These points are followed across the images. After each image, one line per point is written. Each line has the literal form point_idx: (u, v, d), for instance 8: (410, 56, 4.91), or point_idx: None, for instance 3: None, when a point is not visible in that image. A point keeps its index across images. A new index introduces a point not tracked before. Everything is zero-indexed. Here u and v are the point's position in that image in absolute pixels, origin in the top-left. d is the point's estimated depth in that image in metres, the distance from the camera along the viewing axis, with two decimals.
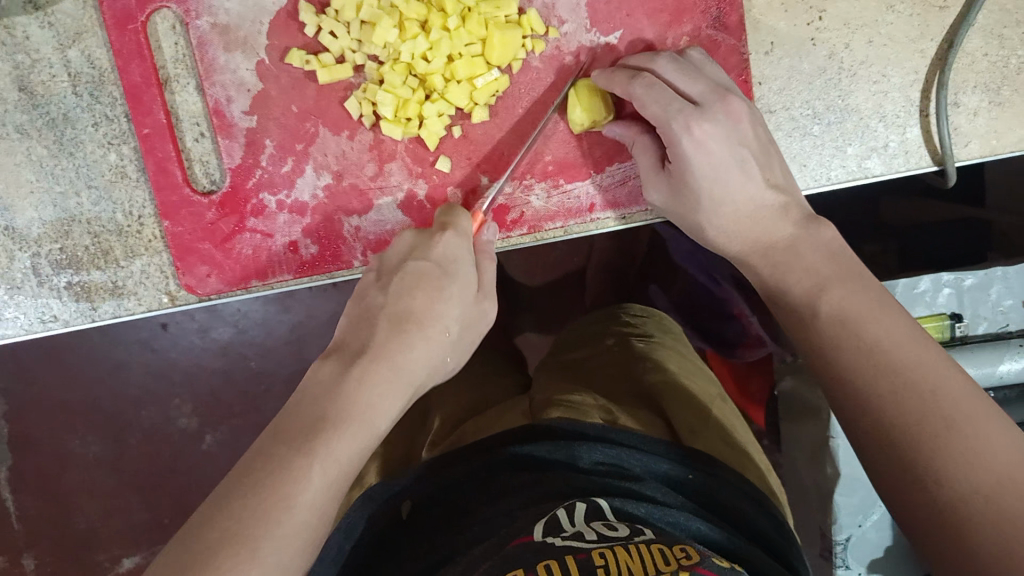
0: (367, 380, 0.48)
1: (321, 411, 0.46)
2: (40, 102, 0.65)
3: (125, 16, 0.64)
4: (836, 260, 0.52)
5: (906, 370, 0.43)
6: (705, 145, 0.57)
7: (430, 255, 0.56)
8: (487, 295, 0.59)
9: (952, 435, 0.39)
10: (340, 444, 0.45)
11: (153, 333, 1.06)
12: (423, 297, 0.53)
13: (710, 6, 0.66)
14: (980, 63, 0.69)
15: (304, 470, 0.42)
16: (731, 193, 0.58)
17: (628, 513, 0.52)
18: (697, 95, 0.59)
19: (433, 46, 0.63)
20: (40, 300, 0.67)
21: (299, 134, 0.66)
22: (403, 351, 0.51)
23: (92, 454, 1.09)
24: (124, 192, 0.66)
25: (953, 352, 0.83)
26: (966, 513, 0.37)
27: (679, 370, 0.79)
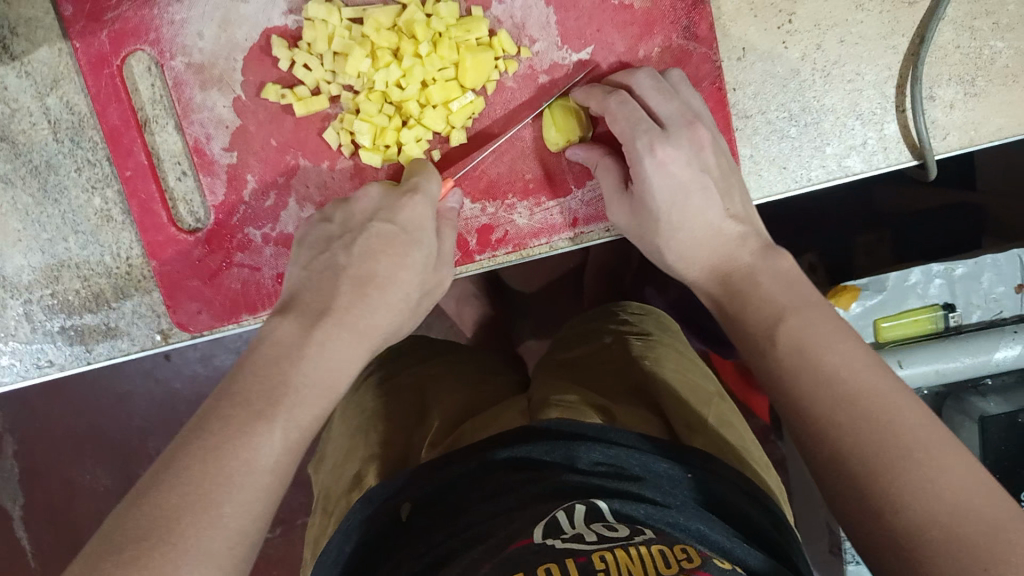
0: (327, 346, 0.48)
1: (283, 372, 0.46)
2: (22, 151, 0.65)
3: (100, 61, 0.64)
4: (790, 289, 0.52)
5: (860, 401, 0.43)
6: (666, 167, 0.59)
7: (395, 219, 0.56)
8: (446, 263, 0.60)
9: (910, 468, 0.40)
10: (301, 408, 0.45)
11: (156, 363, 1.11)
12: (387, 263, 0.54)
13: (679, 16, 0.67)
14: (953, 56, 0.69)
15: (267, 435, 0.42)
16: (686, 220, 0.59)
17: (627, 514, 0.52)
18: (665, 116, 0.61)
19: (406, 73, 0.64)
20: (35, 346, 0.68)
21: (280, 166, 0.66)
22: (364, 314, 0.52)
23: (102, 487, 1.13)
24: (111, 235, 0.67)
25: (947, 341, 0.82)
26: (935, 531, 0.37)
27: (675, 370, 0.79)
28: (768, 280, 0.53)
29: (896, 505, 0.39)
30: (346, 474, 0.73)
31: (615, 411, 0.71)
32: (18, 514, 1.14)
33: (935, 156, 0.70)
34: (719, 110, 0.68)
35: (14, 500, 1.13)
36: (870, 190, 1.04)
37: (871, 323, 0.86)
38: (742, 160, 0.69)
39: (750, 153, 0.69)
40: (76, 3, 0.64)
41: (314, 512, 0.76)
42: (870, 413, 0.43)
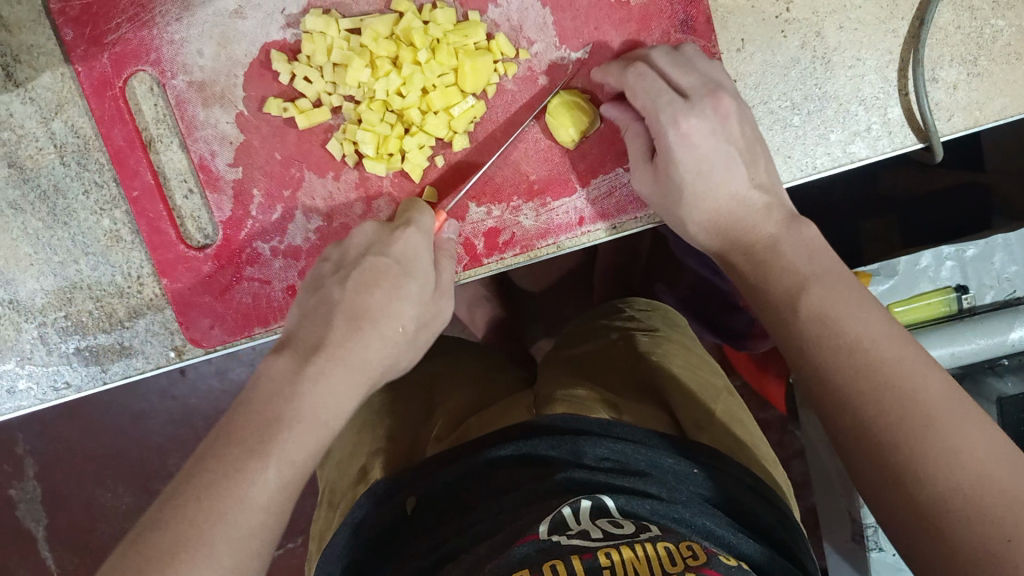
0: (322, 380, 0.49)
1: (275, 410, 0.47)
2: (30, 176, 0.66)
3: (103, 84, 0.65)
4: (815, 259, 0.52)
5: (880, 372, 0.44)
6: (690, 139, 0.58)
7: (389, 252, 0.56)
8: (443, 293, 0.59)
9: (931, 436, 0.41)
10: (292, 444, 0.46)
11: (172, 380, 1.13)
12: (380, 294, 0.54)
13: (676, 11, 0.67)
14: (954, 36, 0.69)
15: (259, 471, 0.44)
16: (713, 190, 0.58)
17: (633, 511, 0.54)
18: (688, 87, 0.60)
19: (406, 80, 0.65)
20: (51, 368, 0.68)
21: (285, 180, 0.67)
22: (359, 348, 0.52)
23: (124, 505, 1.15)
24: (121, 255, 0.67)
25: (960, 324, 0.81)
26: (960, 502, 0.39)
27: (683, 365, 0.79)
28: (790, 249, 0.53)
29: (915, 472, 0.41)
30: (352, 470, 0.76)
31: (624, 408, 0.71)
32: (41, 534, 1.15)
33: (941, 138, 0.69)
34: None
35: (38, 521, 1.14)
36: (875, 173, 1.03)
37: (884, 308, 0.85)
38: None
39: None
40: (75, 28, 0.64)
41: (318, 506, 0.80)
42: (891, 382, 0.43)
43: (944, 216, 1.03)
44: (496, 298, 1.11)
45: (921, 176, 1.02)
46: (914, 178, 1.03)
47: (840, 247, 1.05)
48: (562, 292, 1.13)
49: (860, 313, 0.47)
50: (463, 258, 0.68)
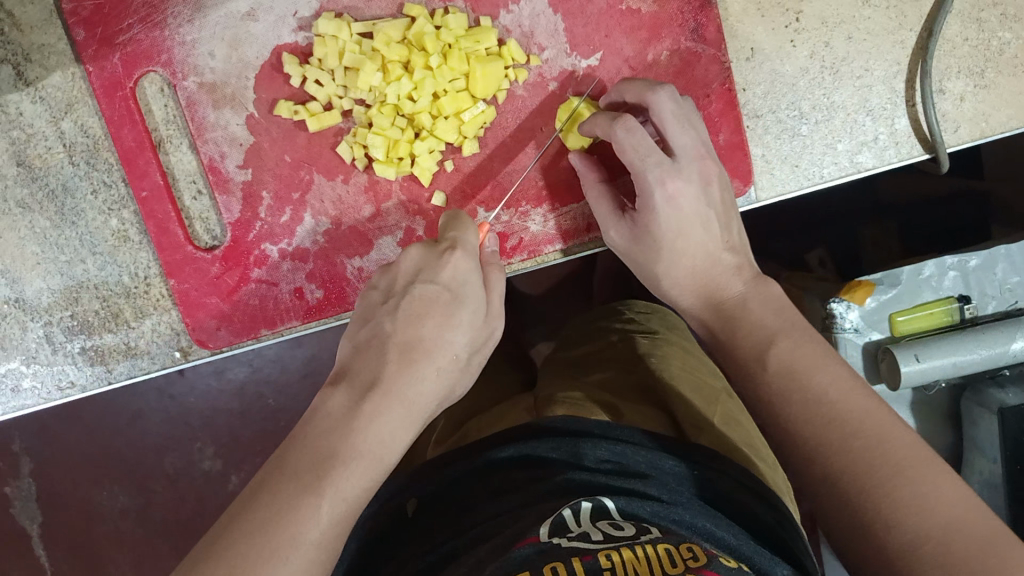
0: (381, 416, 0.49)
1: (331, 447, 0.47)
2: (38, 175, 0.66)
3: (113, 84, 0.65)
4: (781, 314, 0.54)
5: (848, 419, 0.45)
6: (675, 202, 0.59)
7: (438, 278, 0.54)
8: (494, 315, 0.59)
9: (903, 485, 0.41)
10: (345, 481, 0.46)
11: (170, 380, 1.13)
12: (432, 325, 0.53)
13: (687, 18, 0.67)
14: (961, 48, 0.69)
15: (313, 509, 0.44)
16: (689, 251, 0.60)
17: (633, 513, 0.55)
18: (679, 147, 0.60)
19: (417, 85, 0.64)
20: (55, 367, 0.68)
21: (294, 183, 0.67)
22: (413, 384, 0.51)
23: (120, 504, 1.14)
24: (128, 256, 0.67)
25: (962, 333, 0.82)
26: (930, 547, 0.38)
27: (683, 367, 0.79)
28: (758, 306, 0.55)
29: (887, 520, 0.40)
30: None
31: (625, 409, 0.72)
32: (37, 532, 1.14)
33: (947, 149, 0.70)
34: (730, 110, 0.68)
35: (33, 519, 1.14)
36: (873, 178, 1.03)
37: (886, 317, 0.86)
38: (754, 160, 0.69)
39: (763, 152, 0.69)
40: (87, 27, 0.64)
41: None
42: (862, 434, 0.44)
43: (944, 223, 1.03)
44: None
45: (919, 183, 1.03)
46: (912, 184, 1.03)
47: (841, 255, 1.06)
48: (563, 296, 1.13)
49: (827, 364, 0.49)
50: None
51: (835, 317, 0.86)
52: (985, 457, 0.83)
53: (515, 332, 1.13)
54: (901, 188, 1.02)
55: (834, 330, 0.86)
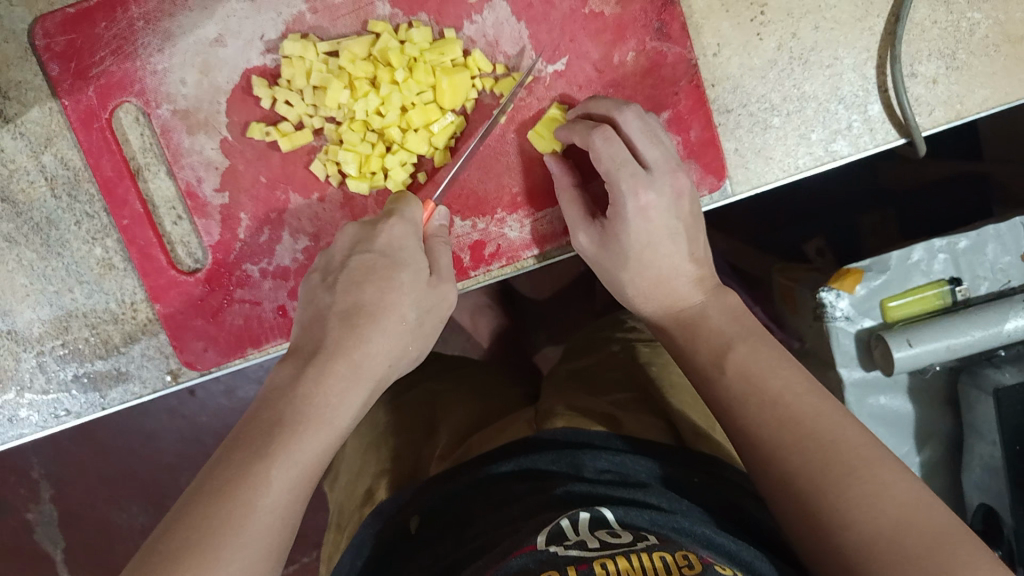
0: (323, 379, 0.51)
1: (279, 414, 0.49)
2: (23, 210, 0.67)
3: (89, 116, 0.66)
4: (739, 322, 0.59)
5: (802, 422, 0.51)
6: (647, 213, 0.62)
7: (374, 245, 0.57)
8: (445, 278, 0.59)
9: (855, 483, 0.47)
10: (296, 446, 0.47)
11: (181, 400, 1.15)
12: (373, 288, 0.55)
13: (651, 19, 0.67)
14: (930, 32, 0.69)
15: (265, 474, 0.45)
16: (657, 263, 0.63)
17: (632, 522, 0.55)
18: (650, 159, 0.62)
19: (384, 100, 0.65)
20: (51, 396, 0.69)
21: (272, 203, 0.67)
22: (356, 343, 0.53)
23: (139, 525, 1.16)
24: (114, 283, 0.68)
25: (955, 316, 0.81)
26: (883, 542, 0.44)
27: (682, 377, 0.80)
28: (717, 314, 0.60)
29: (843, 518, 0.46)
30: (358, 489, 0.79)
31: (624, 420, 0.72)
32: (60, 557, 1.16)
33: (923, 133, 0.69)
34: (699, 107, 0.68)
35: (55, 543, 1.16)
36: (873, 165, 1.04)
37: (877, 303, 0.85)
38: (728, 155, 0.69)
39: (736, 146, 0.69)
40: (61, 62, 0.65)
41: (328, 528, 0.84)
42: (817, 438, 0.49)
43: (941, 206, 1.03)
44: (497, 306, 1.12)
45: (915, 166, 1.03)
46: (909, 168, 1.03)
47: (837, 243, 1.05)
48: (562, 298, 1.13)
49: (779, 370, 0.54)
50: None
51: (827, 306, 0.85)
52: (984, 441, 0.82)
53: (517, 336, 1.14)
54: (899, 172, 1.03)
55: (826, 320, 0.85)
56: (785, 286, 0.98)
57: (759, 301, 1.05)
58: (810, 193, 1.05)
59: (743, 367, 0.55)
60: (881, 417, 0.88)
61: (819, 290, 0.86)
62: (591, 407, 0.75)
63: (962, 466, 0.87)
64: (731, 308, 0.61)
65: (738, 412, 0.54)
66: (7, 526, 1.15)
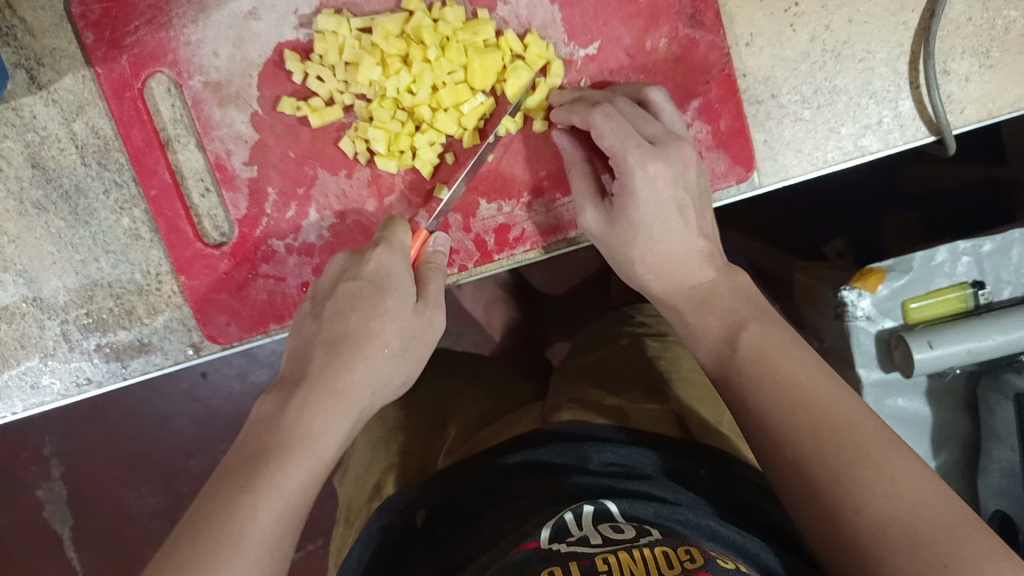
0: (305, 411, 0.52)
1: (263, 446, 0.50)
2: (53, 177, 0.68)
3: (121, 85, 0.66)
4: (753, 301, 0.59)
5: (819, 403, 0.50)
6: (655, 183, 0.60)
7: (361, 273, 0.59)
8: (431, 304, 0.61)
9: (868, 469, 0.46)
10: (283, 477, 0.49)
11: (193, 383, 1.16)
12: (357, 318, 0.57)
13: (685, 6, 0.67)
14: (966, 28, 0.69)
15: (250, 507, 0.47)
16: (667, 239, 0.62)
17: (636, 514, 0.55)
18: (653, 133, 0.61)
19: (416, 78, 0.65)
20: (73, 364, 0.70)
21: (299, 178, 0.68)
22: (341, 372, 0.55)
23: (148, 506, 1.17)
24: (140, 253, 0.69)
25: (978, 319, 0.80)
26: (897, 529, 0.44)
27: (692, 370, 0.80)
28: (729, 293, 0.60)
29: (857, 502, 0.46)
30: (366, 484, 0.78)
31: (631, 411, 0.73)
32: (67, 535, 1.17)
33: (954, 131, 0.69)
34: (730, 96, 0.68)
35: (64, 522, 1.16)
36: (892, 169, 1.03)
37: (899, 304, 0.84)
38: (757, 146, 0.69)
39: (765, 138, 0.69)
40: (95, 31, 0.65)
41: (336, 524, 0.84)
42: (832, 422, 0.49)
43: (964, 212, 1.02)
44: (511, 301, 1.12)
45: (933, 172, 1.03)
46: (928, 174, 1.03)
47: (858, 247, 1.05)
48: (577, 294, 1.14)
49: (799, 352, 0.54)
50: (474, 255, 0.69)
51: (847, 305, 0.85)
52: (1003, 446, 0.82)
53: (530, 331, 1.14)
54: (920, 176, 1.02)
55: (847, 319, 0.85)
56: (805, 284, 0.98)
57: (779, 300, 1.06)
58: (828, 196, 1.05)
59: (758, 348, 0.55)
60: (900, 419, 0.87)
61: (841, 289, 0.86)
62: (599, 399, 0.75)
63: (979, 476, 0.86)
64: (744, 288, 0.60)
65: (752, 397, 0.53)
66: (18, 503, 1.16)
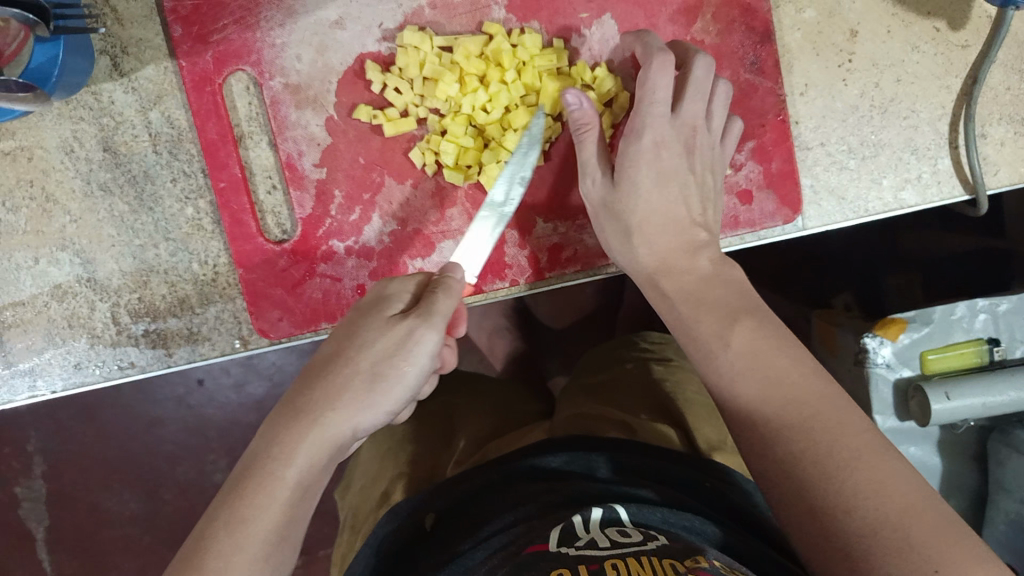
0: (286, 437, 0.51)
1: (243, 471, 0.50)
2: (123, 161, 0.69)
3: (203, 79, 0.68)
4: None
5: (807, 405, 0.50)
6: (661, 150, 0.65)
7: (360, 308, 0.57)
8: (421, 322, 0.55)
9: (860, 472, 0.46)
10: (255, 505, 0.48)
11: (188, 390, 1.15)
12: (348, 346, 0.54)
13: (747, 53, 0.71)
14: (1003, 97, 0.73)
15: (220, 536, 0.47)
16: (659, 208, 0.65)
17: (644, 520, 0.57)
18: (684, 108, 0.65)
19: (492, 98, 0.68)
20: (119, 348, 0.70)
21: (365, 184, 0.70)
22: (324, 398, 0.52)
23: (129, 511, 1.15)
24: (200, 243, 0.70)
25: (992, 374, 0.83)
26: (887, 531, 0.43)
27: (696, 391, 0.81)
28: None
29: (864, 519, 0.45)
30: (373, 493, 0.78)
31: (637, 425, 0.74)
32: (42, 536, 1.15)
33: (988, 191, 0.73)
34: (783, 141, 0.71)
35: (39, 522, 1.15)
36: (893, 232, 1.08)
37: (917, 355, 0.88)
38: (804, 190, 0.72)
39: (812, 183, 0.72)
40: (184, 25, 0.68)
41: (342, 529, 0.82)
42: (820, 421, 0.49)
43: (968, 277, 1.06)
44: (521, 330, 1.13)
45: (936, 239, 1.07)
46: (930, 239, 1.07)
47: (864, 302, 1.09)
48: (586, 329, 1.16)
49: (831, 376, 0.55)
50: (526, 272, 0.71)
51: (868, 351, 0.88)
52: (1011, 498, 0.84)
53: (536, 361, 1.15)
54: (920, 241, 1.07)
55: (867, 365, 0.88)
56: (825, 329, 1.02)
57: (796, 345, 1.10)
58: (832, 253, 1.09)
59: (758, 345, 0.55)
60: (911, 467, 0.90)
61: (862, 335, 0.89)
62: (608, 413, 0.77)
63: (983, 526, 0.88)
64: (733, 282, 0.61)
65: (751, 413, 0.52)
66: None
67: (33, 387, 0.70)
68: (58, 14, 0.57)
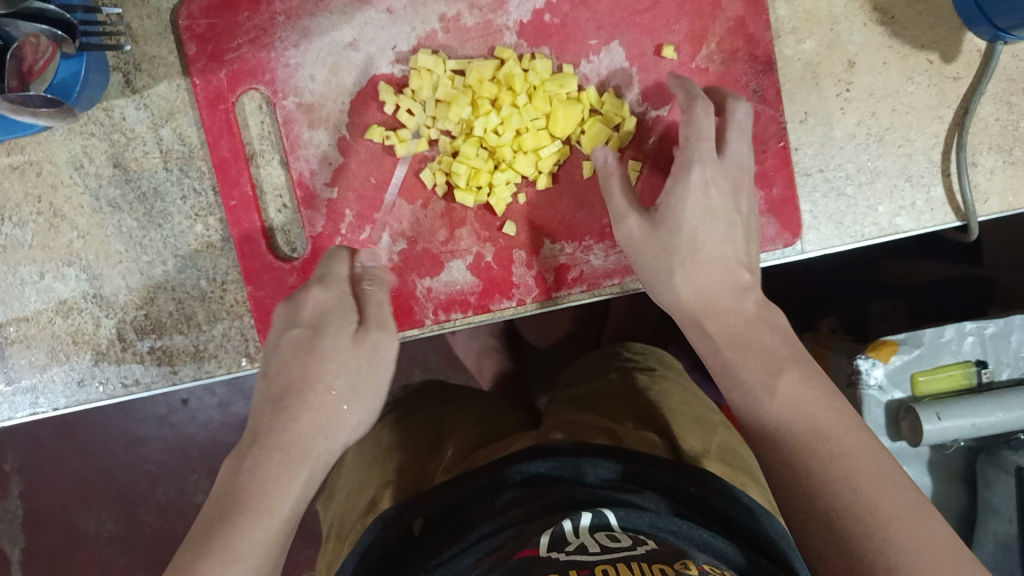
0: (256, 468, 0.52)
1: (219, 508, 0.51)
2: (133, 177, 0.69)
3: (216, 97, 0.69)
4: (792, 343, 0.61)
5: (845, 455, 0.52)
6: (707, 190, 0.65)
7: (300, 320, 0.59)
8: (375, 324, 0.59)
9: (899, 526, 0.48)
10: (243, 535, 0.49)
11: (171, 409, 1.12)
12: (300, 364, 0.57)
13: (750, 81, 0.73)
14: (993, 128, 0.76)
15: (211, 569, 0.47)
16: (708, 252, 0.64)
17: (632, 524, 0.54)
18: (728, 151, 0.67)
19: (503, 121, 0.69)
20: (123, 366, 0.70)
21: (376, 203, 0.70)
22: (288, 425, 0.54)
23: (106, 533, 1.13)
24: (209, 260, 0.70)
25: (981, 396, 0.85)
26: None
27: (682, 403, 0.79)
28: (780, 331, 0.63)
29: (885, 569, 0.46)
30: (360, 500, 0.74)
31: (624, 433, 0.72)
32: (16, 558, 1.14)
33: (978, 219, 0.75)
34: (783, 167, 0.73)
35: (14, 543, 1.13)
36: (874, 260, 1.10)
37: (908, 377, 0.90)
38: (803, 215, 0.74)
39: (811, 209, 0.74)
40: (199, 43, 0.69)
41: (325, 538, 0.79)
42: (862, 474, 0.51)
43: (951, 303, 1.08)
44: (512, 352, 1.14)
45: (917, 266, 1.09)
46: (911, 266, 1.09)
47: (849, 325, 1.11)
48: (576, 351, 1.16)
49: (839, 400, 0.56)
50: (533, 291, 0.71)
51: (861, 372, 0.90)
52: (1000, 519, 0.86)
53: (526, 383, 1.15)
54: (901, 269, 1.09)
55: (860, 386, 0.90)
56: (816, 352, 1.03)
57: None
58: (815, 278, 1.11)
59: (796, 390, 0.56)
60: None
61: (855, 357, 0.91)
62: (598, 421, 0.74)
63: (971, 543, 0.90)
64: (777, 325, 0.62)
65: (782, 455, 0.54)
66: None
67: (34, 404, 0.70)
68: (85, 31, 0.61)
